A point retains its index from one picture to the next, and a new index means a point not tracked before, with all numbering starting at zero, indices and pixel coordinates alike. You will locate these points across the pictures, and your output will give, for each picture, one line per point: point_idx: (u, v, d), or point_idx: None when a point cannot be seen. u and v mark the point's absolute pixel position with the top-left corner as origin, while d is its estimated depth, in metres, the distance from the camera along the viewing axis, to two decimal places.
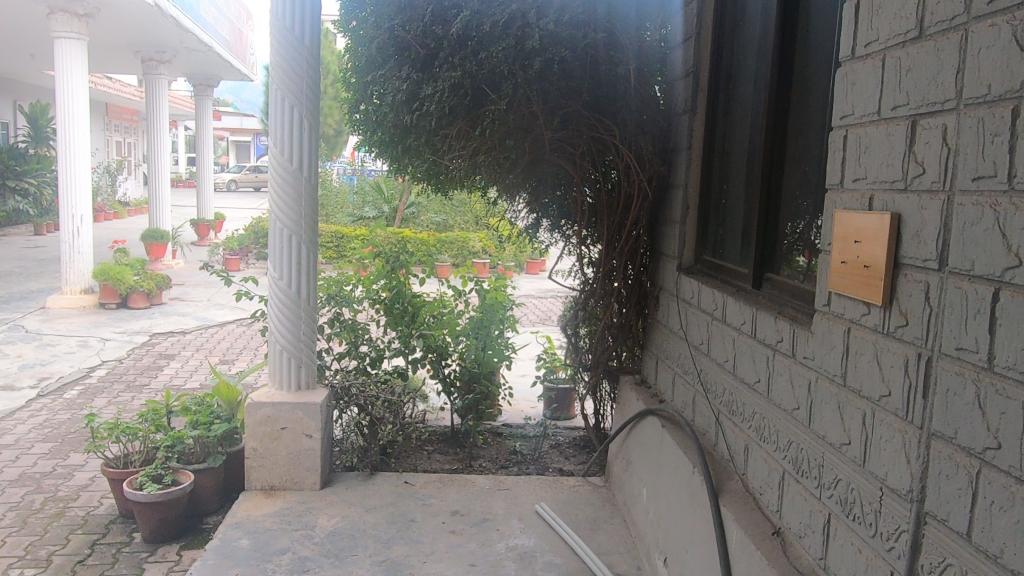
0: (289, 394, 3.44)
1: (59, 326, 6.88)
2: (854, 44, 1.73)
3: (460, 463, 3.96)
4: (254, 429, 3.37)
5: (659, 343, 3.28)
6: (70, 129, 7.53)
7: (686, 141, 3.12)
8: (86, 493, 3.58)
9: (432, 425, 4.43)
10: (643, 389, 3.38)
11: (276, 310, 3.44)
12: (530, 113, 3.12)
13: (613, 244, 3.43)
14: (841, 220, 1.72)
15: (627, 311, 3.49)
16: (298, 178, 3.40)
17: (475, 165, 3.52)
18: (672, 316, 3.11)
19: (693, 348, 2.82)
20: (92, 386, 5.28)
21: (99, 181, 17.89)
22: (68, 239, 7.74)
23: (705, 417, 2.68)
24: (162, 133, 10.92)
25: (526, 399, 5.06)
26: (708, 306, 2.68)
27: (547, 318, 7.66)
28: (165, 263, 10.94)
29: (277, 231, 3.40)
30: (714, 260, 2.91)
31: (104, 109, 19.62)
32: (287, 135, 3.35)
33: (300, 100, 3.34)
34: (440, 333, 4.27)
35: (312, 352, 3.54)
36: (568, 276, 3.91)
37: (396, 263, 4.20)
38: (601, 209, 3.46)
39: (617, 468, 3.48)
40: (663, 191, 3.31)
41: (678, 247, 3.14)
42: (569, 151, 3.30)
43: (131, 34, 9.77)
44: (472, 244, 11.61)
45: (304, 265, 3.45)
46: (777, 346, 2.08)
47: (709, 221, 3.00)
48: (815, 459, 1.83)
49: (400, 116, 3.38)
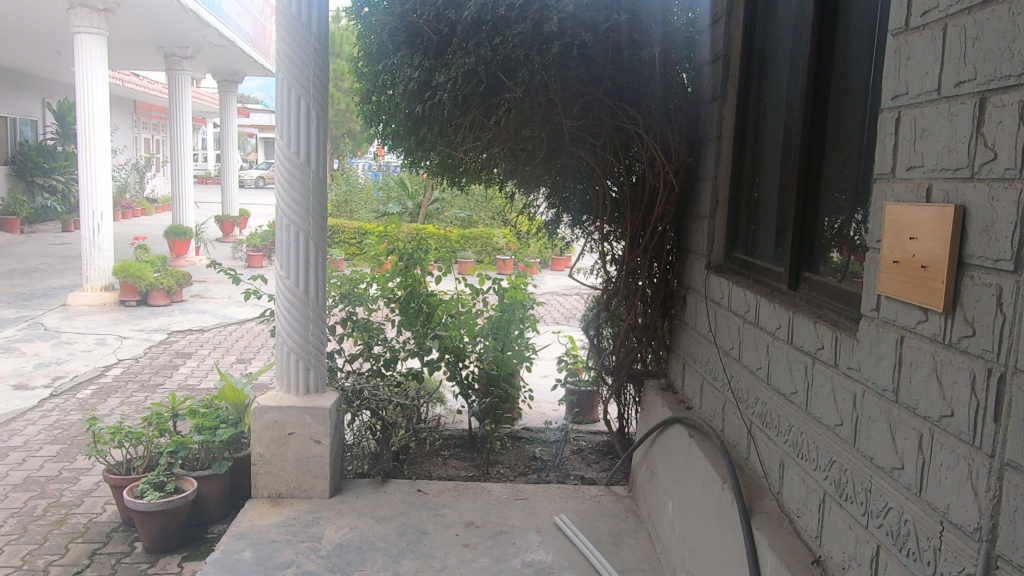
0: (296, 398, 3.30)
1: (78, 323, 6.83)
2: (908, 13, 1.52)
3: (477, 471, 3.78)
4: (260, 434, 3.23)
5: (686, 346, 3.08)
6: (90, 126, 7.47)
7: (715, 130, 2.91)
8: (90, 499, 3.47)
9: (449, 429, 4.26)
10: (668, 395, 3.18)
11: (283, 310, 3.29)
12: (548, 102, 2.93)
13: (636, 240, 3.23)
14: (894, 213, 1.52)
15: (651, 312, 3.29)
16: (307, 172, 3.24)
17: (491, 157, 3.34)
18: (700, 317, 2.90)
19: (723, 353, 2.62)
20: (107, 385, 5.19)
21: (127, 178, 18.01)
22: (88, 236, 7.69)
23: (736, 428, 2.47)
24: (185, 130, 10.87)
25: (547, 401, 4.88)
26: (739, 308, 2.48)
27: (572, 317, 7.46)
28: (188, 260, 10.90)
29: (284, 227, 3.25)
30: (746, 258, 2.70)
31: (133, 106, 19.75)
32: (294, 127, 3.19)
33: (307, 90, 3.18)
34: (457, 333, 4.10)
35: (321, 355, 3.38)
36: (589, 274, 3.72)
37: (411, 261, 4.04)
38: (624, 203, 3.26)
39: (641, 477, 3.29)
40: (691, 184, 3.09)
41: (706, 244, 2.94)
42: (590, 142, 3.11)
43: (154, 29, 9.71)
44: (496, 240, 11.43)
45: (312, 264, 3.29)
46: (818, 354, 1.88)
47: (741, 216, 2.79)
48: (861, 483, 1.63)
49: (412, 107, 3.21)
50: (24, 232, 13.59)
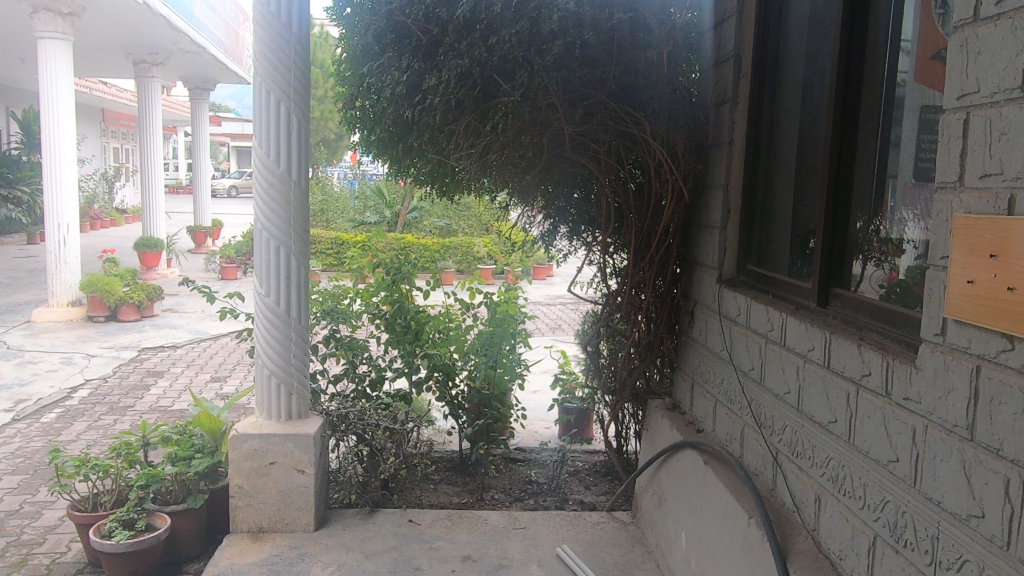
0: (278, 425, 3.07)
1: (43, 341, 6.51)
2: (978, 2, 1.35)
3: (471, 497, 3.57)
4: (240, 464, 3.01)
5: (695, 365, 2.90)
6: (55, 136, 7.18)
7: (726, 135, 2.72)
8: (53, 537, 3.20)
9: (439, 451, 4.06)
10: (676, 417, 3.00)
11: (263, 330, 3.06)
12: (548, 106, 2.74)
13: (640, 253, 3.04)
14: (964, 227, 1.35)
15: (656, 328, 3.10)
16: (287, 183, 3.02)
17: (485, 166, 3.14)
18: (712, 334, 2.72)
19: (741, 374, 2.44)
20: (73, 408, 4.91)
21: (95, 188, 17.57)
22: (54, 249, 7.38)
23: (758, 456, 2.29)
24: (156, 139, 10.55)
25: (540, 419, 4.67)
26: (761, 326, 2.30)
27: (559, 328, 7.26)
28: (159, 272, 10.56)
29: (263, 242, 3.02)
30: (762, 271, 2.52)
31: (101, 115, 19.31)
32: (273, 135, 2.97)
33: (287, 94, 2.97)
34: (446, 350, 3.89)
35: (304, 378, 3.16)
36: (588, 287, 3.53)
37: (397, 275, 3.83)
38: (627, 213, 3.06)
39: (647, 503, 3.10)
40: (699, 192, 2.91)
41: (716, 257, 2.76)
42: (590, 148, 2.91)
43: (122, 35, 9.39)
44: (477, 249, 11.22)
45: (293, 281, 3.07)
46: (864, 382, 1.70)
47: (757, 226, 2.62)
48: (925, 530, 1.46)
49: (401, 112, 3.01)
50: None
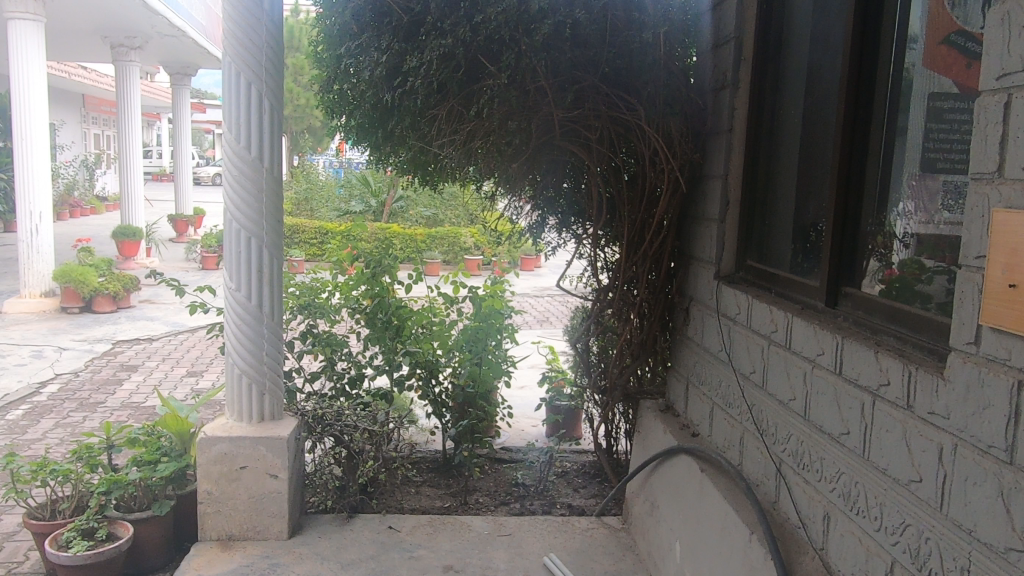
0: (249, 426, 2.90)
1: (13, 333, 6.29)
2: None
3: (454, 501, 3.41)
4: (208, 469, 2.84)
5: (691, 365, 2.75)
6: (26, 121, 6.93)
7: (725, 122, 2.54)
8: (11, 544, 3.02)
9: (421, 451, 3.90)
10: (670, 419, 2.85)
11: (233, 326, 2.89)
12: (536, 89, 2.56)
13: (633, 246, 2.87)
14: (1004, 225, 1.21)
15: (649, 326, 2.94)
16: (259, 171, 2.83)
17: (469, 154, 2.96)
18: (709, 333, 2.57)
19: (741, 378, 2.29)
20: (40, 404, 4.71)
21: (76, 175, 17.25)
22: (25, 238, 7.14)
23: (759, 466, 2.15)
24: (134, 125, 10.27)
25: (527, 417, 4.52)
26: (763, 327, 2.14)
27: (546, 322, 7.10)
28: (138, 261, 10.31)
29: (234, 233, 2.83)
30: (763, 267, 2.37)
31: (81, 100, 18.93)
32: (243, 119, 2.79)
33: (258, 76, 2.78)
34: (429, 346, 3.73)
35: (278, 377, 2.99)
36: (577, 282, 3.37)
37: (378, 268, 3.66)
38: (620, 205, 2.89)
39: (638, 509, 2.95)
40: (696, 183, 2.74)
41: (714, 251, 2.60)
42: (581, 135, 2.74)
43: (98, 16, 9.10)
44: (463, 240, 11.02)
45: (266, 275, 2.89)
46: (882, 392, 1.54)
47: (758, 219, 2.46)
48: (953, 560, 1.31)
49: (381, 95, 2.83)
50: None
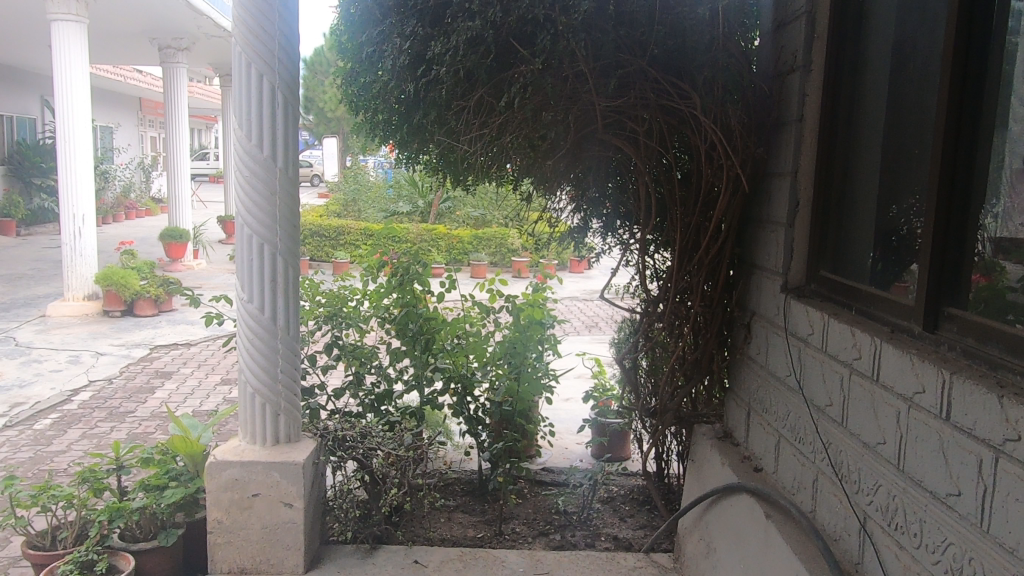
0: (263, 450, 2.66)
1: (54, 337, 6.24)
2: None
3: (489, 531, 3.12)
4: (218, 496, 2.61)
5: (753, 389, 2.41)
6: (69, 122, 6.88)
7: (794, 111, 2.20)
8: (16, 571, 2.84)
9: (455, 472, 3.62)
10: (729, 450, 2.51)
11: (246, 340, 2.64)
12: (574, 76, 2.25)
13: (687, 253, 2.52)
14: None
15: (705, 344, 2.60)
16: (272, 171, 2.59)
17: (502, 151, 2.66)
18: (776, 354, 2.23)
19: (814, 409, 1.94)
20: (70, 413, 4.58)
21: (132, 177, 17.51)
22: (69, 241, 7.11)
23: (838, 517, 1.80)
24: (182, 127, 10.26)
25: (571, 433, 4.21)
26: (843, 352, 1.80)
27: (594, 329, 6.78)
28: (185, 263, 10.30)
29: (245, 239, 2.59)
30: (840, 280, 2.02)
31: (137, 104, 19.26)
32: (254, 115, 2.54)
33: (270, 66, 2.53)
34: (463, 360, 3.46)
35: (295, 396, 2.74)
36: (625, 292, 3.04)
37: (408, 275, 3.39)
38: (671, 207, 2.55)
39: (692, 549, 2.62)
40: (759, 182, 2.39)
41: (780, 260, 2.25)
42: (628, 127, 2.42)
43: (145, 18, 9.10)
44: (511, 242, 10.73)
45: (280, 286, 2.64)
46: (1010, 449, 1.20)
47: (834, 224, 2.11)
48: None
49: (403, 87, 2.56)
50: (21, 234, 13.04)
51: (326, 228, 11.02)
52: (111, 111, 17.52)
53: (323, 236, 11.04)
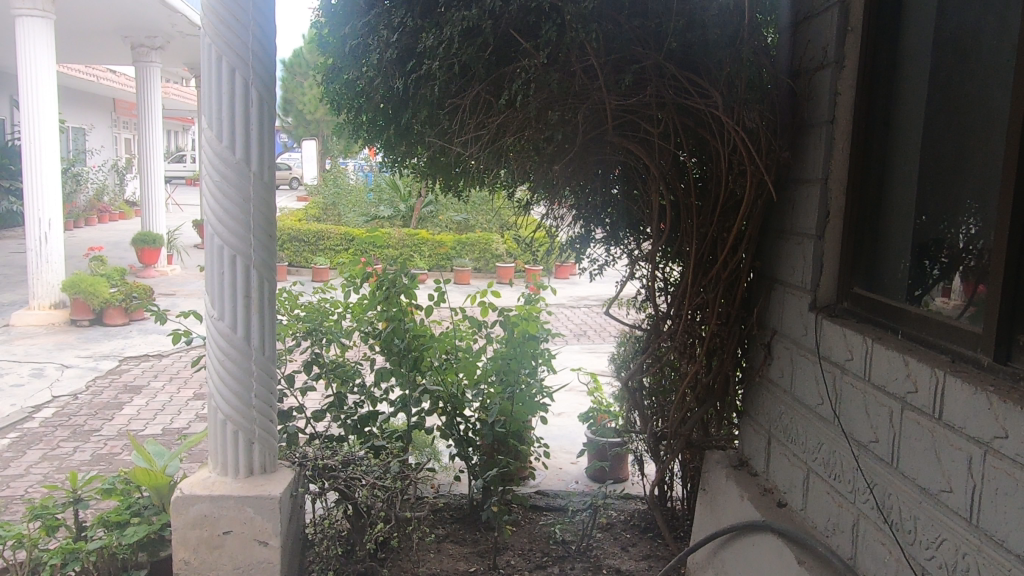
0: (236, 482, 2.41)
1: (17, 349, 5.93)
2: None
3: (481, 564, 2.88)
4: (185, 535, 2.36)
5: (774, 416, 2.20)
6: (34, 122, 6.58)
7: (823, 113, 2.00)
8: None
9: (444, 497, 3.39)
10: (747, 481, 2.30)
11: (216, 362, 2.40)
12: (582, 72, 2.03)
13: (702, 267, 2.31)
14: None
15: (720, 365, 2.39)
16: (246, 175, 2.34)
17: (499, 154, 2.44)
18: (803, 379, 2.03)
19: (855, 444, 1.74)
20: (30, 432, 4.30)
21: (105, 180, 17.10)
22: (35, 247, 6.80)
23: (886, 570, 1.60)
24: (155, 128, 9.94)
25: (565, 452, 3.99)
26: (892, 383, 1.59)
27: (583, 337, 6.58)
28: (159, 269, 9.98)
29: (215, 250, 2.35)
30: (879, 299, 1.82)
31: (111, 105, 18.84)
32: (226, 114, 2.30)
33: (243, 59, 2.30)
34: (452, 378, 3.24)
35: (271, 422, 2.50)
36: (628, 306, 2.83)
37: (394, 287, 3.16)
38: (684, 216, 2.34)
39: None
40: (781, 190, 2.19)
41: (806, 276, 2.05)
42: (638, 129, 2.20)
43: (116, 15, 8.78)
44: (495, 247, 10.51)
45: (255, 302, 2.40)
46: None
47: (869, 236, 1.91)
48: None
49: (391, 84, 2.33)
50: None
51: (305, 233, 10.74)
52: (84, 112, 17.09)
53: (302, 241, 10.76)
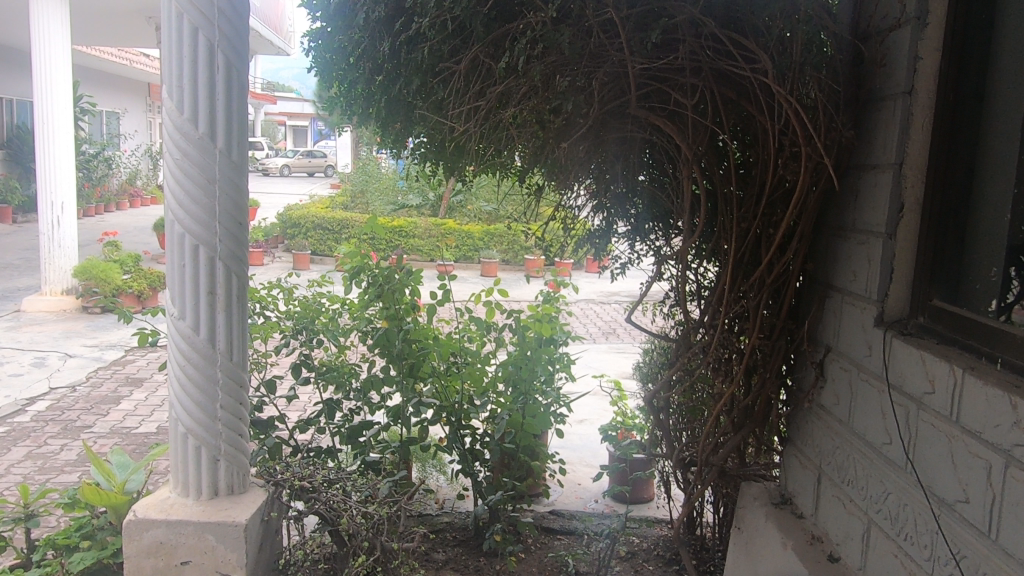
0: (198, 505, 2.11)
1: (23, 336, 5.74)
2: None
3: None
4: (137, 564, 2.07)
5: (827, 450, 1.83)
6: (47, 102, 6.38)
7: (896, 83, 1.61)
8: None
9: (448, 516, 3.06)
10: (792, 527, 1.93)
11: (176, 367, 2.09)
12: (601, 29, 1.67)
13: (742, 268, 1.94)
14: None
15: (761, 385, 2.01)
16: (209, 153, 2.03)
17: (504, 132, 2.09)
18: (865, 410, 1.65)
19: (936, 501, 1.36)
20: (19, 427, 4.07)
21: (138, 165, 17.09)
22: (47, 230, 6.64)
23: None
24: None
25: (583, 466, 3.65)
26: (992, 428, 1.21)
27: (613, 337, 6.23)
28: None
29: (175, 239, 2.04)
30: (967, 317, 1.43)
31: (145, 90, 18.84)
32: (187, 82, 1.99)
33: (206, 17, 1.97)
34: (457, 386, 2.90)
35: (241, 435, 2.18)
36: (655, 311, 2.46)
37: (393, 283, 2.82)
38: (722, 208, 1.96)
39: None
40: (841, 179, 1.80)
41: (870, 283, 1.67)
42: (668, 100, 1.84)
43: None
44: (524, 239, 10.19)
45: (220, 299, 2.09)
46: None
47: (953, 237, 1.52)
48: None
49: (379, 49, 1.99)
50: (16, 222, 12.55)
51: (329, 221, 10.51)
52: (118, 97, 17.07)
53: (326, 229, 10.53)
